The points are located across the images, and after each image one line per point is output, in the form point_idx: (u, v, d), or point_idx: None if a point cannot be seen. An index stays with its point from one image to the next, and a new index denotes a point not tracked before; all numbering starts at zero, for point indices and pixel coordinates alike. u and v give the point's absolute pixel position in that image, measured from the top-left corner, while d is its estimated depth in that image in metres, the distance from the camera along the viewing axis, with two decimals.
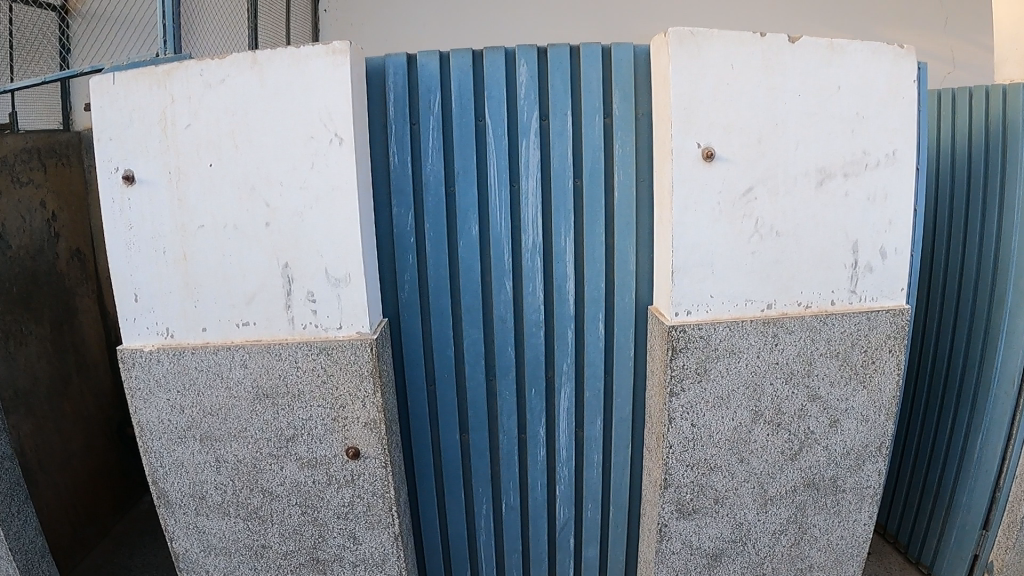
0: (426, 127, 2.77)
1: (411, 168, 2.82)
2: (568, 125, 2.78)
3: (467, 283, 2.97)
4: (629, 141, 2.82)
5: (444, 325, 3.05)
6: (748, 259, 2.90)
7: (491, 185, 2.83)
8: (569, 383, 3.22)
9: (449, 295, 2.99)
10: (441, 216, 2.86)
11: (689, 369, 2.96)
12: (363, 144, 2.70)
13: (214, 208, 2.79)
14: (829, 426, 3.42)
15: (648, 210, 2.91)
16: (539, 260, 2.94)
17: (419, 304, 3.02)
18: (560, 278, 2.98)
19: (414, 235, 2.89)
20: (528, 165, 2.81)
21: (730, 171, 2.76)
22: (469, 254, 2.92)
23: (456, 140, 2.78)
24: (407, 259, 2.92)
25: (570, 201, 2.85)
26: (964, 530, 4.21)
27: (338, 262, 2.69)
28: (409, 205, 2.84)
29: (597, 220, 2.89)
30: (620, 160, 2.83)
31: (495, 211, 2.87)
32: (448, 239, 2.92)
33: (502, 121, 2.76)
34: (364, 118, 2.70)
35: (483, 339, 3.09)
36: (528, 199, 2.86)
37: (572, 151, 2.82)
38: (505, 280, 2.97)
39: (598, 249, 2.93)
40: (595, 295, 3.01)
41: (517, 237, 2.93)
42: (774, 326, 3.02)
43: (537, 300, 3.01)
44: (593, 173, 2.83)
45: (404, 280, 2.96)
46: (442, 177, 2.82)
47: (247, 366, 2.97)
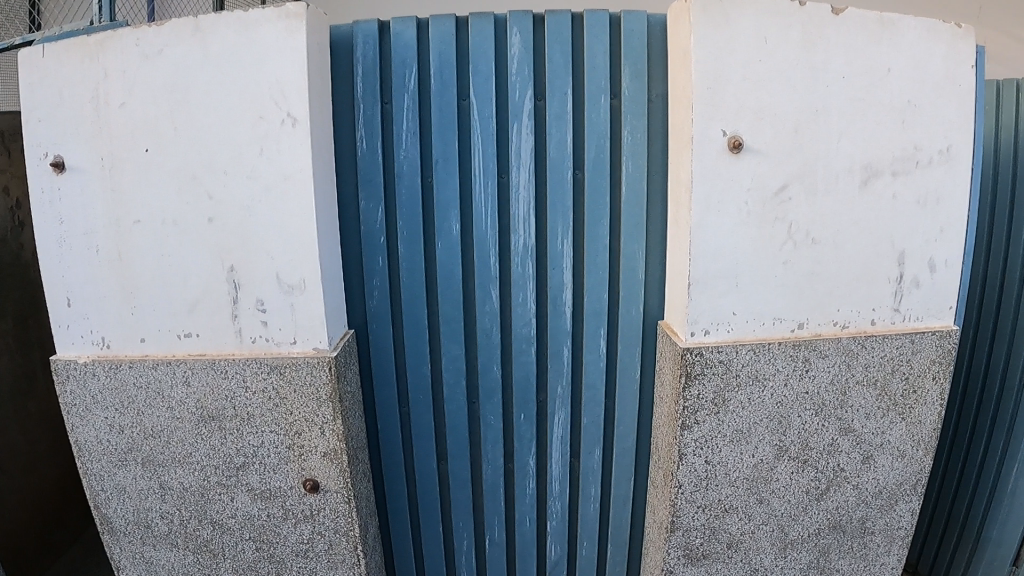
0: (400, 106, 2.34)
1: (383, 154, 2.40)
2: (568, 107, 2.34)
3: (447, 291, 2.53)
4: (640, 127, 2.38)
5: (419, 339, 2.61)
6: (778, 270, 2.46)
7: (475, 176, 2.40)
8: (564, 408, 2.77)
9: (425, 305, 2.56)
10: (417, 212, 2.43)
11: (705, 399, 2.53)
12: (324, 126, 2.27)
13: (152, 201, 2.35)
14: (862, 462, 2.97)
15: (660, 210, 2.48)
16: (531, 265, 2.50)
17: (391, 315, 2.58)
18: (556, 288, 2.54)
19: (384, 234, 2.46)
20: (520, 154, 2.38)
21: (761, 164, 2.32)
22: (450, 257, 2.49)
23: (435, 123, 2.35)
24: (377, 262, 2.49)
25: (568, 198, 2.42)
26: (994, 566, 3.78)
27: (291, 265, 2.26)
28: (379, 198, 2.42)
29: (600, 220, 2.45)
30: (629, 150, 2.39)
31: (480, 207, 2.43)
32: (424, 239, 2.48)
33: (490, 102, 2.33)
34: (325, 95, 2.28)
35: (465, 356, 2.65)
36: (520, 194, 2.42)
37: (572, 138, 2.38)
38: (490, 289, 2.53)
39: (601, 254, 2.49)
40: (597, 308, 2.56)
41: (505, 238, 2.49)
42: (805, 348, 2.58)
43: (529, 313, 2.56)
44: (596, 164, 2.39)
45: (373, 286, 2.53)
46: (418, 166, 2.39)
47: (189, 384, 2.55)
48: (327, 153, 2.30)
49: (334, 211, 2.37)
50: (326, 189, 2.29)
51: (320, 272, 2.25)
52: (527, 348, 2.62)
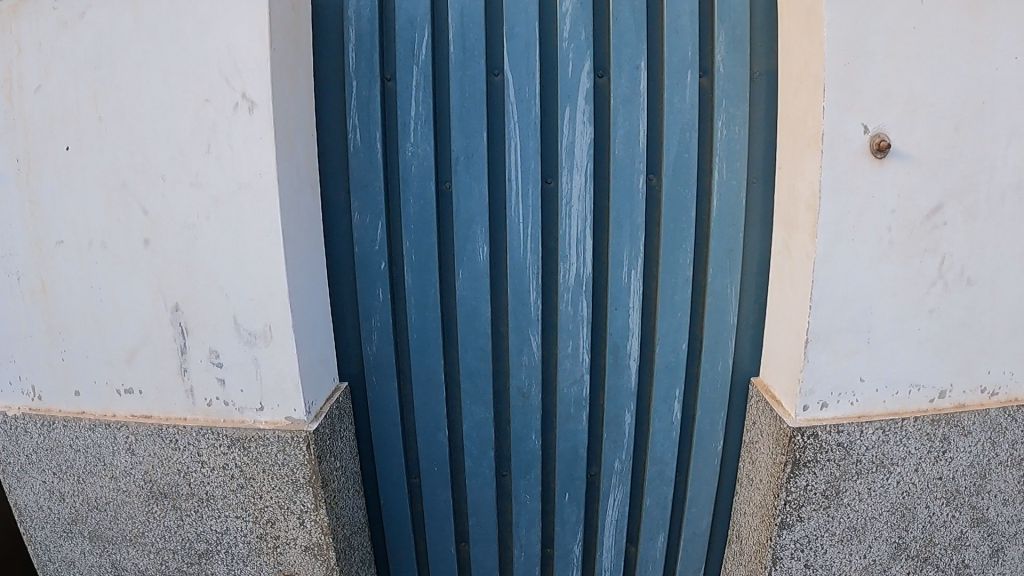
0: (406, 84, 1.66)
1: (383, 151, 1.70)
2: (641, 86, 1.64)
3: (469, 337, 1.79)
4: (742, 118, 1.72)
5: (433, 398, 1.89)
6: (921, 323, 1.74)
7: (510, 178, 1.66)
8: (621, 486, 2.03)
9: (441, 354, 1.83)
10: (431, 228, 1.71)
11: (815, 492, 1.84)
12: (300, 114, 1.63)
13: (80, 211, 1.76)
14: (990, 557, 2.10)
15: (763, 232, 1.79)
16: (585, 305, 1.73)
17: (395, 369, 1.87)
18: (619, 335, 1.76)
19: (386, 261, 1.75)
20: (575, 151, 1.65)
21: (909, 175, 1.63)
22: (475, 291, 1.74)
23: (455, 107, 1.66)
24: (376, 297, 1.79)
25: (641, 212, 1.68)
26: None
27: (251, 306, 1.62)
28: (380, 211, 1.72)
29: (684, 242, 1.71)
30: (723, 150, 1.72)
31: (516, 224, 1.68)
32: (440, 266, 1.75)
33: (534, 78, 1.63)
34: (303, 72, 1.65)
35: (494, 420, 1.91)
36: (570, 206, 1.68)
37: (648, 129, 1.65)
38: (528, 335, 1.76)
39: (683, 290, 1.74)
40: (672, 362, 1.81)
41: (550, 266, 1.72)
42: (945, 425, 1.84)
43: (580, 368, 1.81)
44: (679, 167, 1.66)
45: (370, 330, 1.83)
46: (433, 166, 1.68)
47: (133, 453, 1.97)
48: (306, 151, 1.66)
49: (319, 230, 1.72)
50: (305, 201, 1.65)
51: (293, 316, 1.60)
52: (577, 414, 1.87)
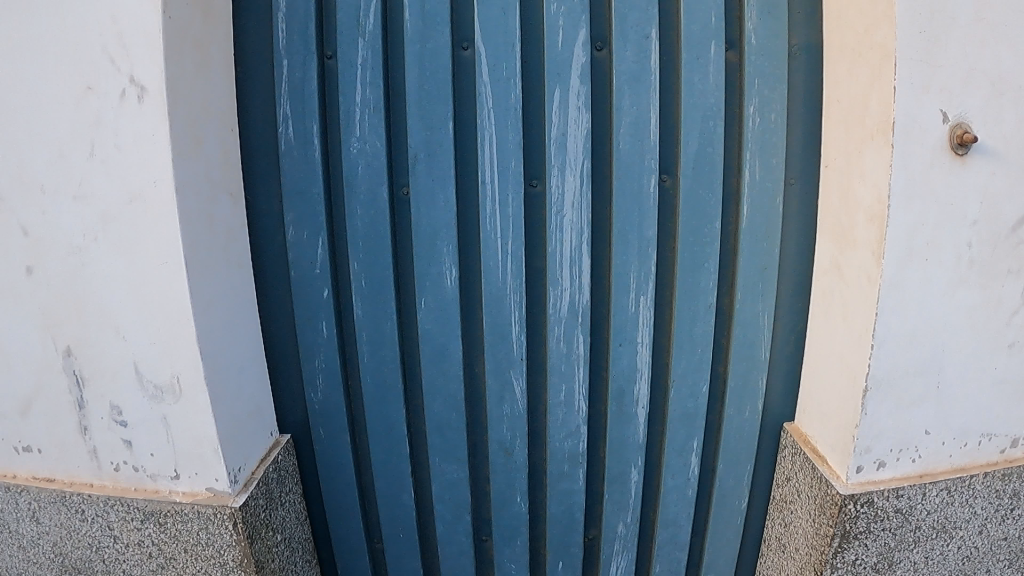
0: (348, 63, 1.27)
1: (324, 149, 1.33)
2: (654, 61, 1.24)
3: (437, 381, 1.37)
4: (782, 104, 1.32)
5: (398, 455, 1.46)
6: (998, 363, 1.35)
7: (484, 183, 1.26)
8: (626, 553, 1.55)
9: (404, 402, 1.41)
10: (386, 244, 1.31)
11: (864, 568, 1.44)
12: (213, 102, 1.26)
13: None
14: None
15: (805, 248, 1.42)
16: (581, 341, 1.32)
17: (347, 419, 1.46)
18: (623, 377, 1.36)
19: (330, 286, 1.36)
20: (567, 144, 1.24)
21: (997, 175, 1.23)
22: (441, 325, 1.33)
23: (411, 90, 1.26)
24: (319, 333, 1.39)
25: (653, 222, 1.27)
26: None
27: (153, 352, 1.24)
28: (320, 224, 1.34)
29: (707, 259, 1.31)
30: (755, 143, 1.31)
31: (490, 241, 1.28)
32: (398, 293, 1.35)
33: (514, 50, 1.23)
34: (220, 48, 1.28)
35: (471, 478, 1.47)
36: (562, 216, 1.26)
37: (660, 116, 1.26)
38: (510, 379, 1.35)
39: (707, 319, 1.35)
40: (690, 409, 1.41)
41: (536, 294, 1.31)
42: (1019, 479, 1.45)
43: (576, 420, 1.39)
44: (698, 164, 1.27)
45: (314, 373, 1.42)
46: (385, 165, 1.29)
47: (38, 522, 1.49)
48: (224, 148, 1.29)
49: (247, 249, 1.35)
50: (224, 213, 1.28)
51: (207, 364, 1.23)
52: (573, 474, 1.44)
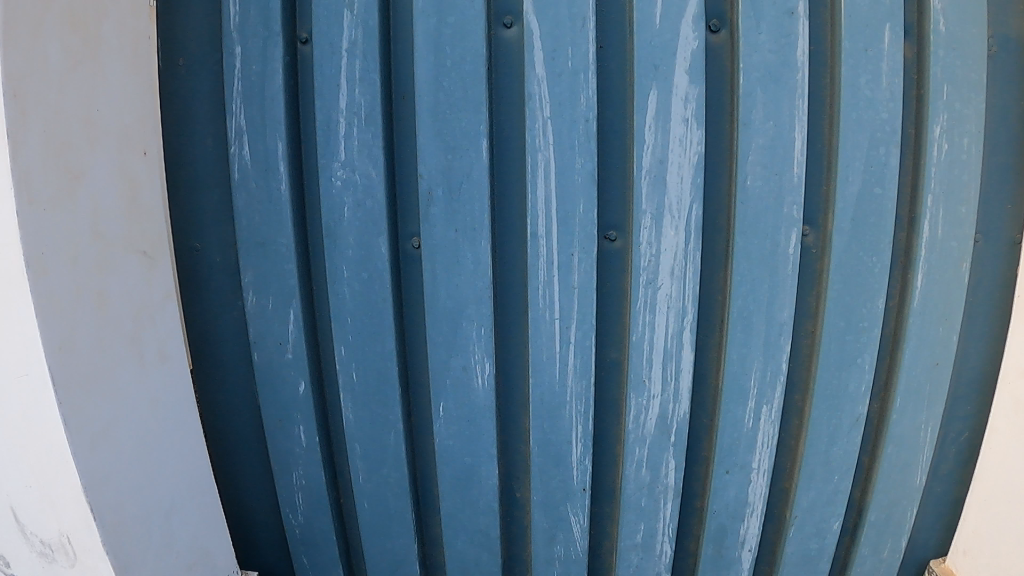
0: (328, 49, 0.83)
1: (295, 180, 0.88)
2: (801, 50, 0.78)
3: (460, 514, 0.98)
4: (977, 127, 0.84)
5: None
6: None
7: (536, 240, 0.84)
8: None
9: (416, 533, 1.01)
10: (387, 324, 0.90)
11: None
12: (107, 107, 0.72)
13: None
14: None
15: (989, 337, 0.94)
16: (673, 466, 0.92)
17: (340, 552, 1.03)
18: (726, 513, 0.95)
19: (309, 377, 0.94)
20: (667, 181, 0.81)
21: None
22: (468, 442, 0.94)
23: (419, 95, 0.82)
24: (295, 441, 0.98)
25: (790, 301, 0.85)
26: None
27: (28, 496, 0.73)
28: (292, 289, 0.91)
29: (860, 354, 0.88)
30: (939, 185, 0.85)
31: (542, 325, 0.86)
32: (406, 392, 0.94)
33: (586, 29, 0.78)
34: (116, 21, 0.74)
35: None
36: (654, 289, 0.84)
37: (808, 136, 0.82)
38: (565, 514, 0.96)
39: (853, 436, 0.92)
40: (812, 553, 0.99)
41: (608, 396, 0.91)
42: None
43: (658, 566, 0.98)
44: (859, 215, 0.83)
45: (291, 492, 1.01)
46: (384, 206, 0.86)
47: None
48: (126, 178, 0.75)
49: (176, 328, 0.83)
50: (124, 285, 0.75)
51: (108, 522, 0.73)
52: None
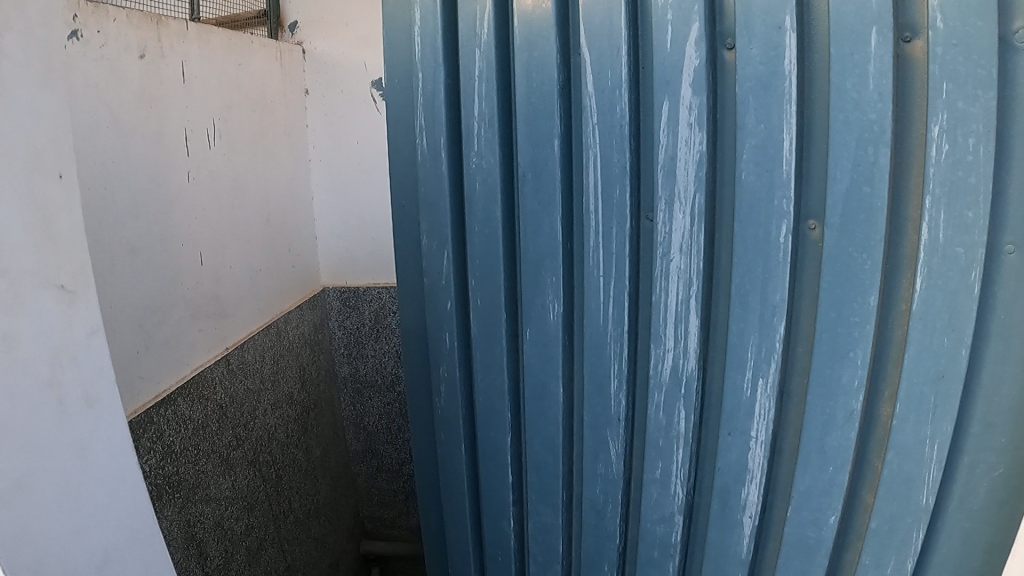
0: (468, 79, 1.17)
1: (451, 163, 1.24)
2: (790, 61, 0.91)
3: (539, 419, 1.24)
4: (987, 125, 0.82)
5: (499, 479, 1.34)
6: None
7: (592, 208, 1.09)
8: None
9: (511, 428, 1.30)
10: (499, 266, 1.22)
11: None
12: (15, 131, 0.65)
13: (141, 290, 1.73)
14: None
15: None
16: (684, 414, 1.09)
17: (465, 432, 1.36)
18: (728, 473, 1.07)
19: (454, 301, 1.29)
20: (676, 173, 1.01)
21: None
22: (545, 361, 1.21)
23: (519, 100, 1.13)
24: (442, 344, 1.33)
25: (783, 285, 0.96)
26: None
27: None
28: (448, 237, 1.26)
29: (853, 348, 0.93)
30: (941, 185, 0.85)
31: (594, 278, 1.11)
32: (511, 319, 1.24)
33: (622, 53, 1.02)
34: (26, 38, 0.67)
35: (565, 534, 1.30)
36: (669, 260, 1.04)
37: (799, 138, 0.93)
38: (606, 437, 1.18)
39: (847, 433, 0.97)
40: (810, 539, 1.03)
41: (640, 345, 1.12)
42: None
43: (672, 505, 1.14)
44: (848, 212, 0.90)
45: (438, 382, 1.36)
46: (500, 183, 1.18)
47: None
48: (36, 205, 0.67)
49: (106, 367, 0.76)
50: (39, 326, 0.67)
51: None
52: (662, 563, 1.17)
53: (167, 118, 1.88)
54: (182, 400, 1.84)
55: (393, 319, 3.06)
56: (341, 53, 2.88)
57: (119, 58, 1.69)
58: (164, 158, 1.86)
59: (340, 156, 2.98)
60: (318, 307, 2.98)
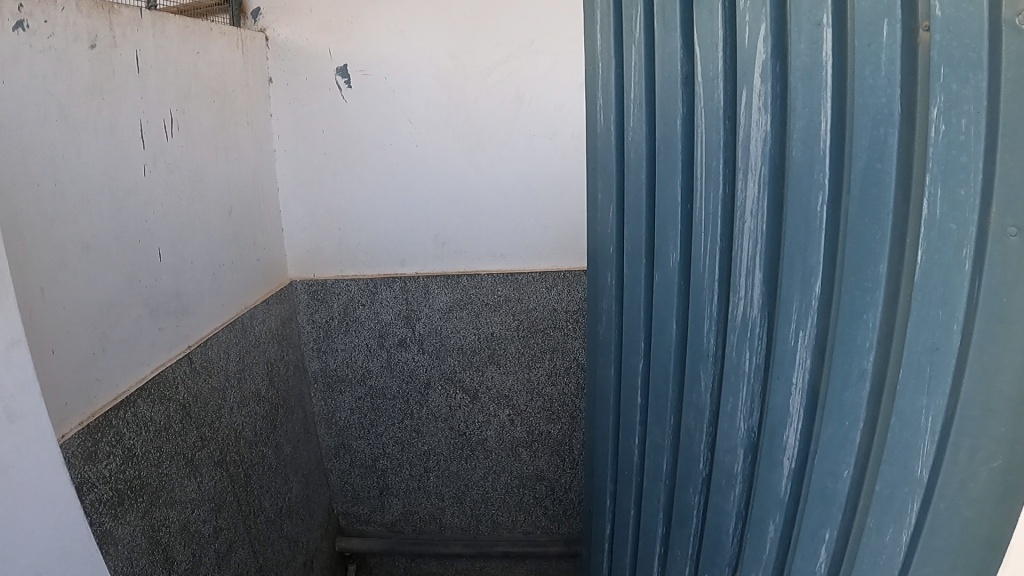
0: (630, 78, 1.58)
1: (619, 141, 1.72)
2: (828, 55, 0.96)
3: (662, 343, 1.56)
4: (977, 107, 0.73)
5: (632, 380, 1.78)
6: None
7: (697, 175, 1.34)
8: None
9: (644, 346, 1.68)
10: (643, 216, 1.59)
11: None
12: None
13: (97, 289, 1.61)
14: None
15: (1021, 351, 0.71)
16: (750, 359, 1.22)
17: (617, 339, 1.88)
18: (778, 415, 1.16)
19: (617, 241, 1.79)
20: (750, 146, 1.16)
21: None
22: (664, 297, 1.52)
23: (658, 90, 1.45)
24: (610, 272, 1.87)
25: (820, 248, 1.02)
26: None
27: None
28: (616, 193, 1.76)
29: (868, 309, 0.93)
30: (937, 163, 0.79)
31: (701, 232, 1.36)
32: (649, 258, 1.61)
33: (720, 48, 1.22)
34: None
35: (672, 447, 1.59)
36: (744, 223, 1.21)
37: (841, 120, 0.96)
38: (701, 367, 1.40)
39: (861, 390, 0.96)
40: (828, 489, 1.03)
41: (727, 294, 1.31)
42: None
43: (737, 437, 1.30)
44: (866, 184, 0.91)
45: (608, 301, 1.90)
46: (645, 153, 1.56)
47: None
48: None
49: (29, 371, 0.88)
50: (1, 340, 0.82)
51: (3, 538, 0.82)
52: (727, 488, 1.34)
53: (121, 109, 1.75)
54: (143, 402, 1.73)
55: (363, 311, 2.98)
56: (306, 40, 2.75)
57: (70, 50, 1.57)
58: (120, 154, 1.74)
59: (308, 146, 2.86)
60: (286, 301, 2.87)
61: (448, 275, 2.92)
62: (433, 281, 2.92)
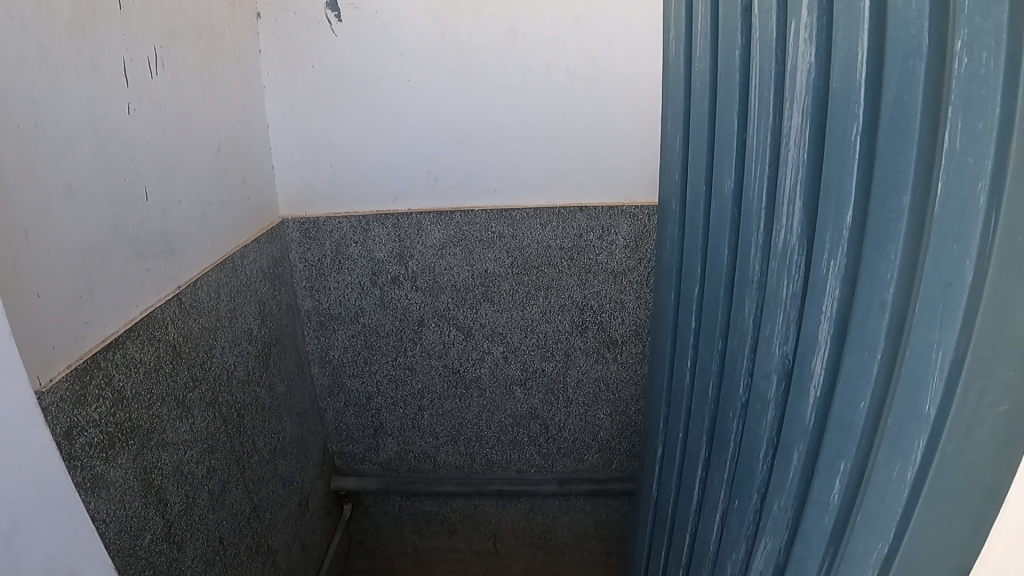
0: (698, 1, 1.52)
1: (687, 70, 1.66)
2: None
3: (715, 273, 1.56)
4: (995, 40, 0.72)
5: (686, 311, 1.80)
6: None
7: (751, 102, 1.31)
8: (785, 523, 1.27)
9: (698, 277, 1.70)
10: (706, 145, 1.55)
11: None
12: None
13: (87, 227, 1.54)
14: None
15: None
16: (789, 285, 1.21)
17: (676, 272, 1.91)
18: (808, 343, 1.15)
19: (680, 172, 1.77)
20: (797, 75, 1.12)
21: None
22: (718, 227, 1.51)
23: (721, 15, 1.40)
24: (673, 204, 1.86)
25: (853, 180, 0.99)
26: None
27: None
28: (682, 122, 1.72)
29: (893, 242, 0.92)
30: (959, 96, 0.79)
31: (752, 161, 1.33)
32: (709, 188, 1.59)
33: None
34: None
35: (718, 376, 1.62)
36: (788, 150, 1.17)
37: (879, 50, 0.93)
38: (746, 295, 1.40)
39: (881, 320, 0.96)
40: (846, 419, 1.04)
41: (770, 223, 1.29)
42: None
43: (772, 363, 1.29)
44: (895, 116, 0.90)
45: (671, 233, 1.90)
46: (708, 81, 1.51)
47: None
48: None
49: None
50: None
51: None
52: (760, 414, 1.35)
53: (104, 49, 1.61)
54: (132, 343, 1.69)
55: (355, 249, 2.90)
56: None
57: None
58: (102, 99, 1.60)
59: (296, 79, 2.68)
60: (278, 239, 2.80)
61: (441, 211, 2.83)
62: (426, 218, 2.84)
